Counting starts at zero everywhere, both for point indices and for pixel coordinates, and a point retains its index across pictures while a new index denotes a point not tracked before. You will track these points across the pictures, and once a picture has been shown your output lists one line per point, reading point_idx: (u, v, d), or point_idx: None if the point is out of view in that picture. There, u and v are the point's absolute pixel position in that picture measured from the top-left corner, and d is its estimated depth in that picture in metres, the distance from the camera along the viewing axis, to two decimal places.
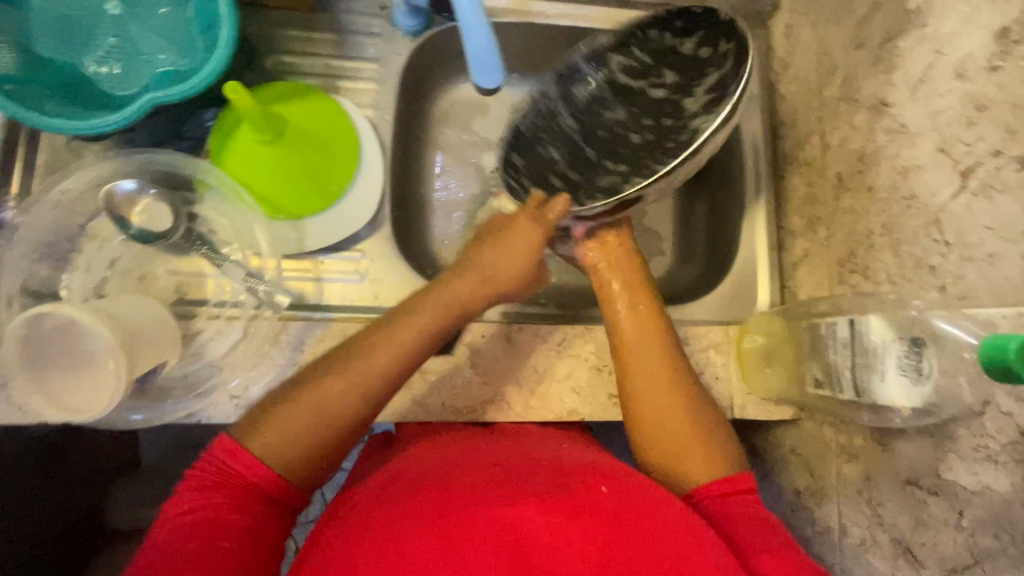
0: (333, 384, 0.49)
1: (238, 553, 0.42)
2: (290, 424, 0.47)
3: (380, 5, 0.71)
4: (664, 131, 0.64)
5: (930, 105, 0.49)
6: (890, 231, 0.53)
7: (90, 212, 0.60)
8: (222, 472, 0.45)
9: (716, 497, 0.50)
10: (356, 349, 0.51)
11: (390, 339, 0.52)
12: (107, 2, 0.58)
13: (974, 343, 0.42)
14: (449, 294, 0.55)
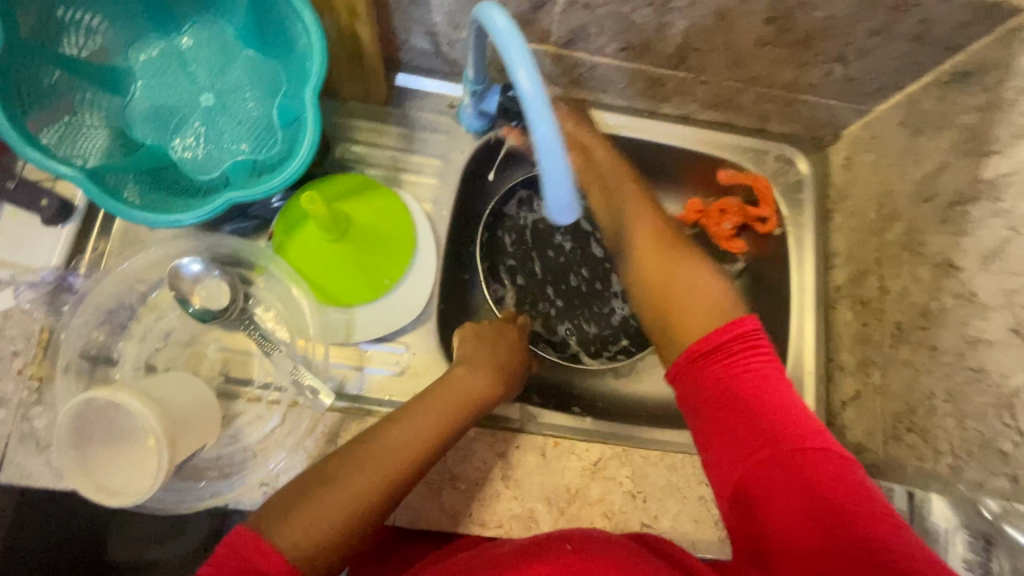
0: (370, 459, 0.48)
1: None
2: (335, 497, 0.45)
3: (448, 104, 0.74)
4: (595, 291, 0.79)
5: (1005, 281, 0.48)
6: (954, 399, 0.51)
7: (153, 283, 0.62)
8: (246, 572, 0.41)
9: (729, 351, 0.52)
10: (386, 426, 0.51)
11: (420, 417, 0.53)
12: (202, 94, 0.62)
13: None
14: (465, 384, 0.58)
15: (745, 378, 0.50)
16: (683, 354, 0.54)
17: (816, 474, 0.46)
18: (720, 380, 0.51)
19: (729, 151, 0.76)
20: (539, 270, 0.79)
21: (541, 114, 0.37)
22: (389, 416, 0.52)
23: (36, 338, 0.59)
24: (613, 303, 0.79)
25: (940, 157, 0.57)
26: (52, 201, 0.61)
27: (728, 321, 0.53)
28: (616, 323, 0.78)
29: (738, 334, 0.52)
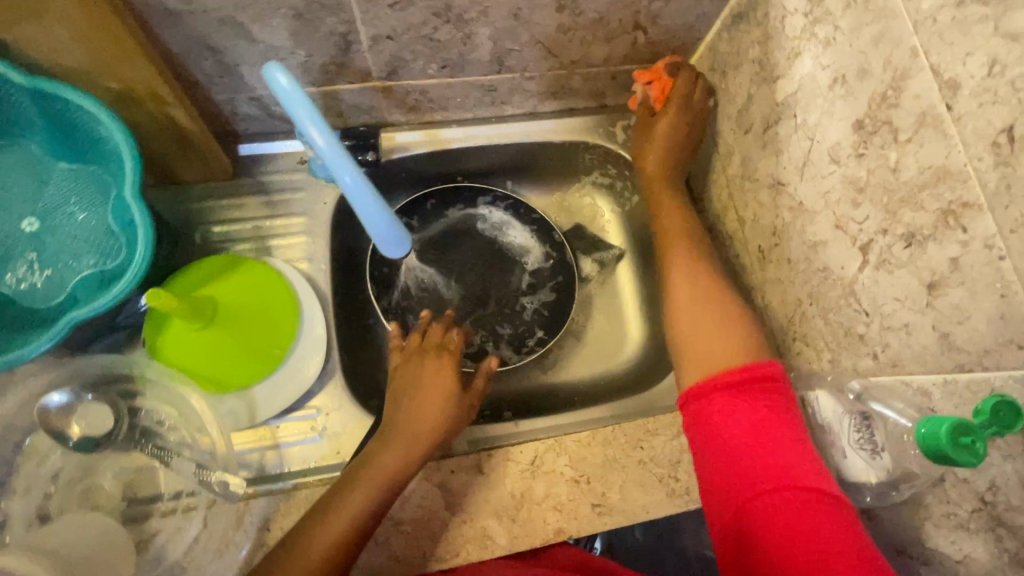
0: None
1: None
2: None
3: (299, 160, 0.74)
4: (500, 293, 0.82)
5: (818, 185, 0.52)
6: (815, 300, 0.55)
7: (23, 428, 0.58)
8: None
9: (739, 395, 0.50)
10: (302, 544, 0.51)
11: (332, 523, 0.52)
12: (22, 220, 0.58)
13: (911, 425, 0.45)
14: (374, 469, 0.56)
15: (752, 423, 0.48)
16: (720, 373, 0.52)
17: (823, 531, 0.42)
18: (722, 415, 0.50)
19: (579, 132, 0.80)
20: (444, 288, 0.80)
21: (343, 165, 0.42)
22: (302, 531, 0.52)
23: None
24: (522, 300, 0.82)
25: (745, 90, 0.62)
26: None
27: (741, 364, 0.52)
28: (528, 317, 0.81)
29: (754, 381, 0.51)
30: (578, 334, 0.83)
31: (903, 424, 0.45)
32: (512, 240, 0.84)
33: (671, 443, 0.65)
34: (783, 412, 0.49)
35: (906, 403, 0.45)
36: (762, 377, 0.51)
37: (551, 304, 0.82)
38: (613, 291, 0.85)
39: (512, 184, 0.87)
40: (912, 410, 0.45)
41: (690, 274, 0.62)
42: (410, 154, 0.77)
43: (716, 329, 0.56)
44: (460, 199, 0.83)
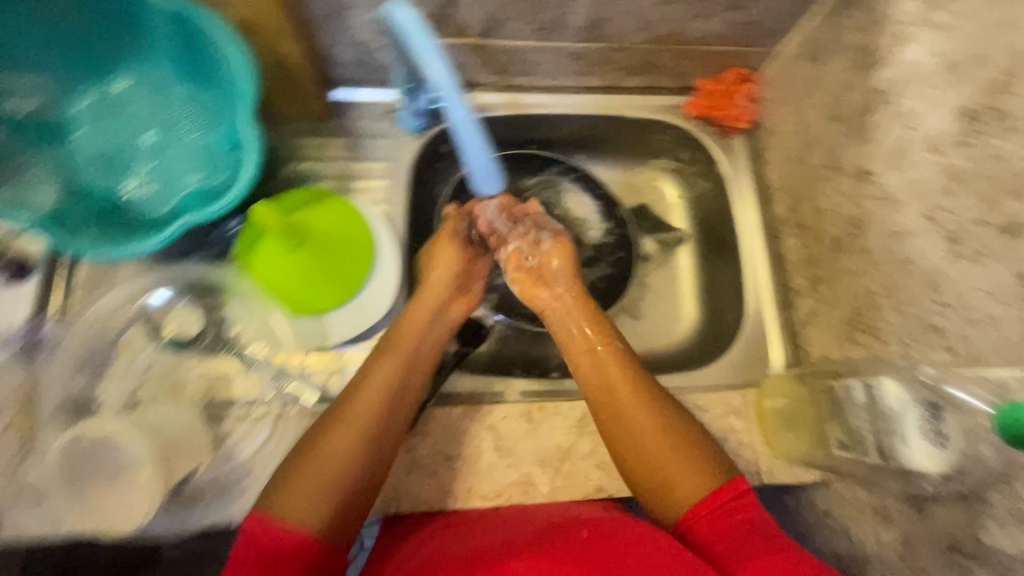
0: (339, 441, 0.51)
1: None
2: (310, 482, 0.49)
3: (386, 110, 0.77)
4: None
5: (910, 174, 0.52)
6: (890, 292, 0.55)
7: (123, 323, 0.64)
8: (255, 550, 0.45)
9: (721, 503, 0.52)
10: (348, 408, 0.54)
11: (367, 394, 0.55)
12: (143, 133, 0.63)
13: (989, 412, 0.43)
14: (401, 343, 0.60)
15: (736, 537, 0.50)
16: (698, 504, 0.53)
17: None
18: (709, 532, 0.51)
19: (656, 110, 0.81)
20: None
21: (451, 96, 0.43)
22: (341, 402, 0.55)
23: (13, 397, 0.59)
24: (579, 272, 0.83)
25: (840, 78, 0.62)
26: (10, 259, 0.62)
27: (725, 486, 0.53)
28: (584, 288, 0.82)
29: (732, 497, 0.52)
30: (632, 311, 0.83)
31: (978, 411, 0.44)
32: (576, 211, 0.85)
33: (718, 421, 0.65)
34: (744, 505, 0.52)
35: (985, 391, 0.44)
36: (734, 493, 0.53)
37: (608, 278, 0.83)
38: (672, 272, 0.85)
39: (582, 158, 0.88)
40: (988, 396, 0.43)
41: (650, 410, 0.58)
42: (490, 115, 0.79)
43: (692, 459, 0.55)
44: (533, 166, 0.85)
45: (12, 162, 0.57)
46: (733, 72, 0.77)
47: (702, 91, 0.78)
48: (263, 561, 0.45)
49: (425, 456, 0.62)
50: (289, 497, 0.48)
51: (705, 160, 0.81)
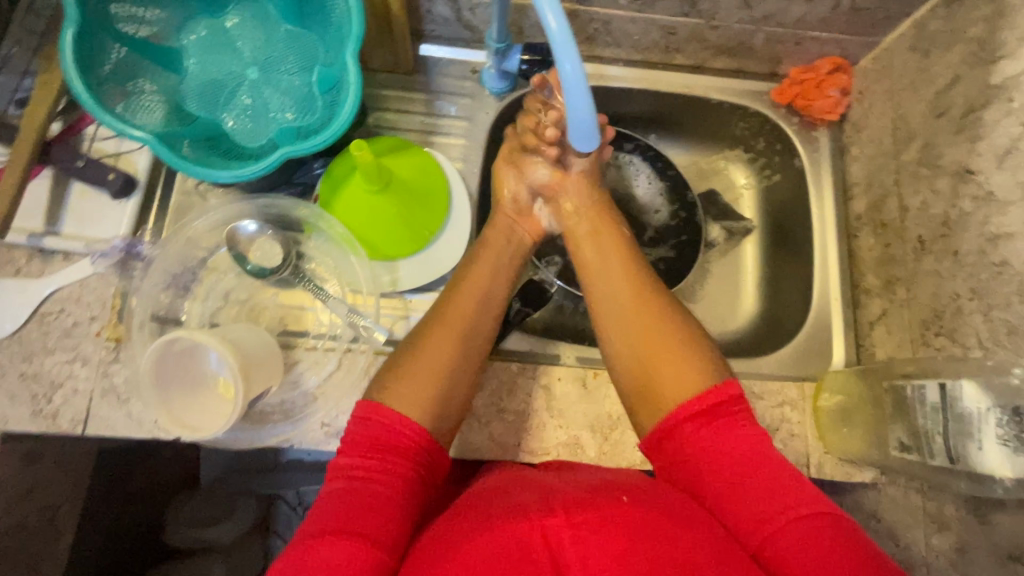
0: (437, 348, 0.57)
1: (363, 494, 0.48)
2: (406, 386, 0.54)
3: (471, 69, 0.78)
4: None
5: (1020, 175, 0.51)
6: (979, 295, 0.53)
7: (212, 247, 0.68)
8: (364, 427, 0.52)
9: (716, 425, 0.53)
10: (443, 316, 0.59)
11: (463, 306, 0.60)
12: (248, 68, 0.66)
13: None
14: (482, 263, 0.64)
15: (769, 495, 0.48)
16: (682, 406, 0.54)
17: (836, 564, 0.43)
18: (706, 450, 0.52)
19: (740, 95, 0.79)
20: None
21: (567, 52, 0.45)
22: (436, 311, 0.60)
23: (110, 303, 0.65)
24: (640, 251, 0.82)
25: (951, 72, 0.59)
26: (118, 175, 0.67)
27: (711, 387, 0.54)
28: None
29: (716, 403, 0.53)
30: (688, 295, 0.83)
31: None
32: (642, 189, 0.84)
33: (771, 410, 0.65)
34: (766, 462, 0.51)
35: None
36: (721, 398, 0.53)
37: (669, 262, 0.82)
38: (733, 261, 0.84)
39: (654, 138, 0.87)
40: None
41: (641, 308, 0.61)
42: None
43: (682, 362, 0.56)
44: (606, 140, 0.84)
45: (133, 81, 0.61)
46: (827, 61, 0.74)
47: (790, 80, 0.76)
48: (375, 440, 0.51)
49: (479, 406, 0.65)
50: (397, 388, 0.54)
51: (785, 150, 0.80)
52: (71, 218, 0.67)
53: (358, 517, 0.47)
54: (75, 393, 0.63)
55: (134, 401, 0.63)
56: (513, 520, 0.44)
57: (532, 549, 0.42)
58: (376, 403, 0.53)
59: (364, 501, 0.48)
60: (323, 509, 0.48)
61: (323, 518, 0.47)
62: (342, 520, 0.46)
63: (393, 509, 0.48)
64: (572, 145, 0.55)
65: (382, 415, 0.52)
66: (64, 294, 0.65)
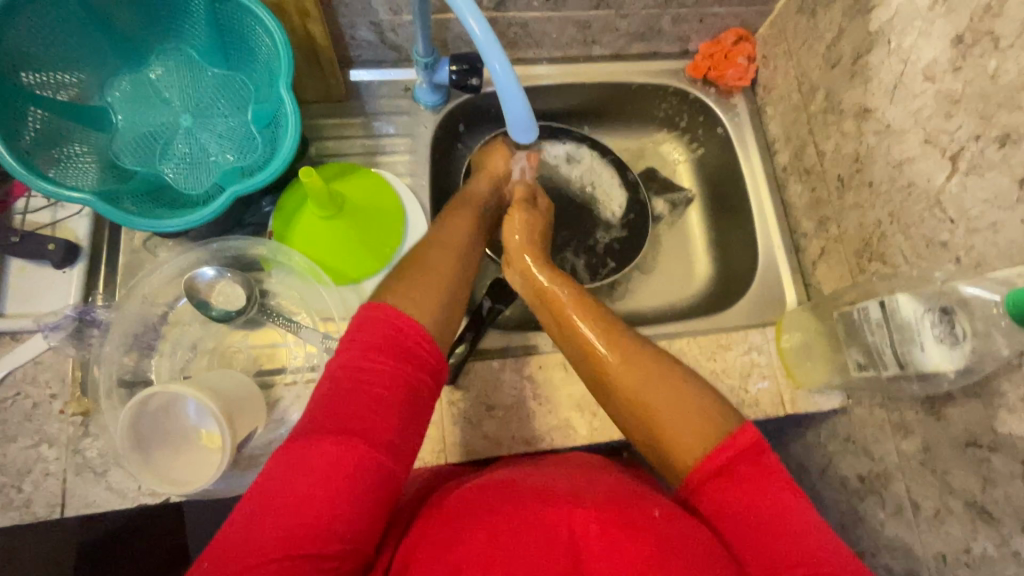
0: (443, 257, 0.61)
1: (372, 392, 0.48)
2: (420, 278, 0.57)
3: (403, 87, 0.80)
4: (578, 226, 0.86)
5: (910, 105, 0.57)
6: (897, 217, 0.59)
7: (171, 300, 0.67)
8: (381, 329, 0.51)
9: (738, 470, 0.50)
10: (440, 241, 0.63)
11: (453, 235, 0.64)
12: (181, 117, 0.66)
13: (999, 300, 0.47)
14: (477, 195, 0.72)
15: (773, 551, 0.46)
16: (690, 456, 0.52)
17: None
18: (739, 508, 0.48)
19: (658, 75, 0.84)
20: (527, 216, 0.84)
21: (494, 54, 0.49)
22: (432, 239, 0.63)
23: (70, 376, 0.62)
24: (595, 235, 0.86)
25: (836, 26, 0.66)
26: (58, 244, 0.64)
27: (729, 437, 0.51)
28: (602, 250, 0.85)
29: (738, 450, 0.50)
30: (645, 269, 0.87)
31: (993, 302, 0.47)
32: (587, 173, 0.87)
33: (740, 357, 0.69)
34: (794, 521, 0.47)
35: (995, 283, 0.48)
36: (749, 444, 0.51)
37: (623, 241, 0.85)
38: (681, 230, 0.89)
39: (588, 128, 0.92)
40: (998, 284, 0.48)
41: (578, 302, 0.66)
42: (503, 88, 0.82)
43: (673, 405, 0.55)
44: (544, 135, 0.87)
45: (64, 145, 0.59)
46: (730, 32, 0.80)
47: (701, 55, 0.82)
48: (387, 341, 0.50)
49: (468, 407, 0.66)
50: (405, 289, 0.55)
51: (709, 119, 0.85)
52: (15, 297, 0.64)
53: (360, 415, 0.47)
54: (46, 476, 0.60)
55: (112, 473, 0.60)
56: (540, 504, 0.46)
57: (555, 525, 0.44)
58: (389, 309, 0.52)
59: (366, 404, 0.47)
60: (326, 403, 0.48)
61: (328, 413, 0.47)
62: (347, 417, 0.47)
63: (397, 414, 0.48)
64: (514, 138, 0.59)
65: (389, 318, 0.51)
66: (18, 376, 0.62)
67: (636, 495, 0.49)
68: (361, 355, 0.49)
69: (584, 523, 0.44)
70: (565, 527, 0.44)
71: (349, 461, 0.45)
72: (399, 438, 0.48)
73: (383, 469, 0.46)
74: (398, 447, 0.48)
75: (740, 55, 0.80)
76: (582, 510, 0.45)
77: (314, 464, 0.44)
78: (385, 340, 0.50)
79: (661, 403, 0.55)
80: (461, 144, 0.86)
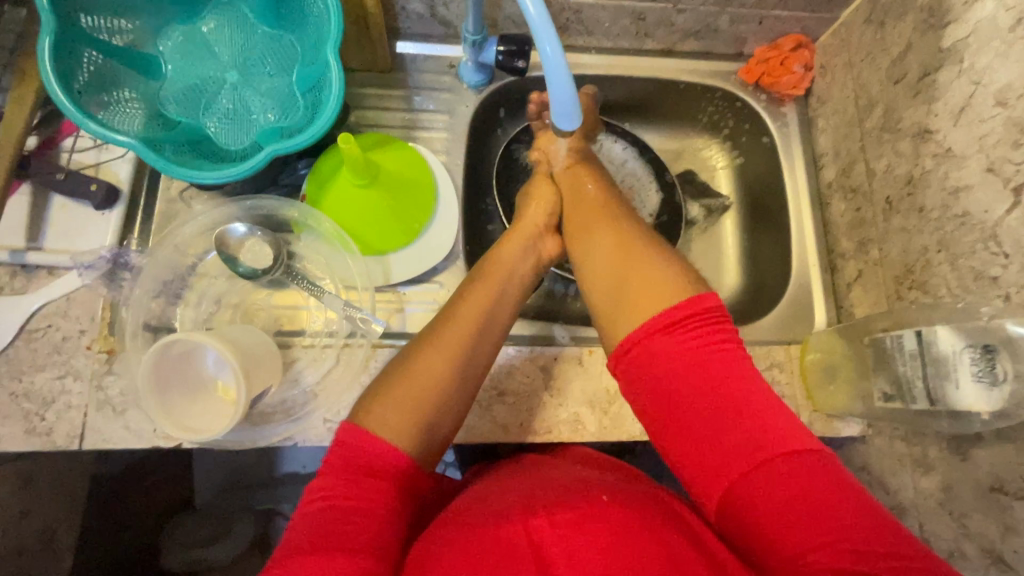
0: (432, 362, 0.55)
1: (339, 515, 0.46)
2: (404, 398, 0.52)
3: (447, 64, 0.79)
4: None
5: (976, 130, 0.54)
6: (946, 247, 0.57)
7: (201, 252, 0.68)
8: (345, 450, 0.49)
9: (681, 332, 0.52)
10: (435, 339, 0.57)
11: (458, 323, 0.58)
12: (228, 71, 0.66)
13: None
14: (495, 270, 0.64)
15: (716, 425, 0.49)
16: (648, 321, 0.54)
17: (803, 487, 0.44)
18: (676, 377, 0.51)
19: (710, 75, 0.82)
20: None
21: (548, 37, 0.48)
22: (426, 337, 0.57)
23: (100, 315, 0.64)
24: None
25: (905, 39, 0.63)
26: (100, 185, 0.66)
27: (686, 299, 0.54)
28: None
29: (687, 315, 0.53)
30: None
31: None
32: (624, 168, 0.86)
33: (762, 372, 0.67)
34: (729, 391, 0.50)
35: None
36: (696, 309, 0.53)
37: None
38: (714, 237, 0.87)
39: (630, 123, 0.90)
40: None
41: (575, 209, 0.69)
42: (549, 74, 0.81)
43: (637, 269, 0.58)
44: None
45: (114, 90, 0.61)
46: (789, 38, 0.77)
47: (756, 58, 0.79)
48: (353, 467, 0.49)
49: (478, 391, 0.66)
50: (385, 414, 0.51)
51: (756, 126, 0.83)
52: (54, 233, 0.66)
53: (336, 532, 0.45)
54: (69, 407, 0.62)
55: (131, 412, 0.62)
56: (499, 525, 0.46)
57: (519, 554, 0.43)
58: (357, 428, 0.50)
59: (342, 520, 0.46)
60: (302, 530, 0.46)
61: (302, 537, 0.45)
62: (321, 538, 0.45)
63: (376, 522, 0.47)
64: (556, 125, 0.58)
65: (360, 439, 0.49)
66: (51, 310, 0.64)
67: (581, 487, 0.51)
68: (330, 484, 0.48)
69: (538, 530, 0.45)
70: (523, 538, 0.45)
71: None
72: (378, 545, 0.46)
73: (366, 575, 0.44)
74: (382, 552, 0.46)
75: (798, 62, 0.77)
76: (535, 519, 0.46)
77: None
78: (350, 469, 0.49)
79: (624, 265, 0.59)
80: (500, 130, 0.86)
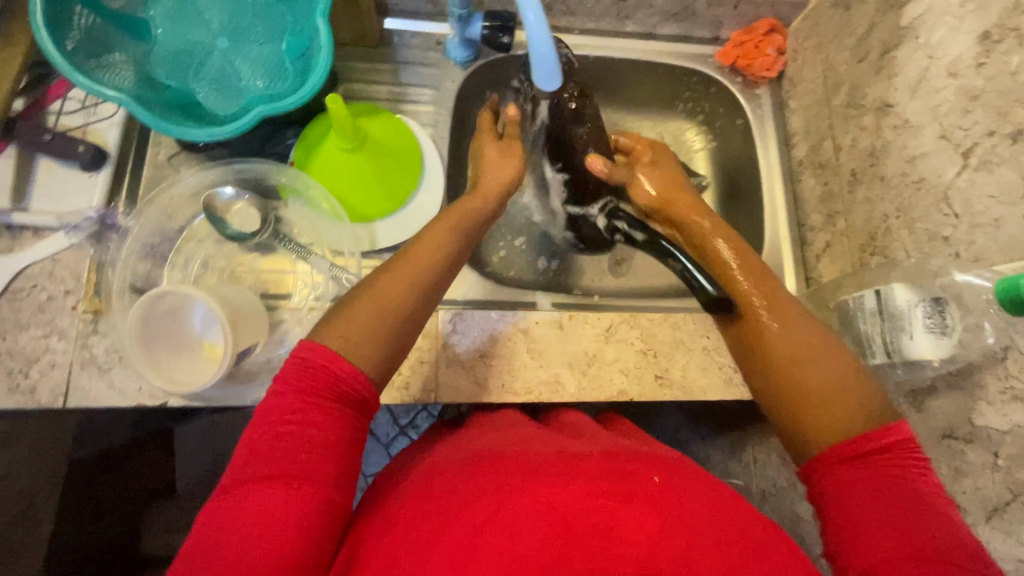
0: (392, 281, 0.51)
1: (301, 438, 0.43)
2: (366, 312, 0.48)
3: (435, 40, 0.81)
4: None
5: (930, 100, 0.58)
6: (904, 212, 0.60)
7: (189, 216, 0.69)
8: (306, 369, 0.45)
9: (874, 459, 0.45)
10: (398, 263, 0.53)
11: (419, 257, 0.53)
12: (217, 38, 0.66)
13: (992, 287, 0.49)
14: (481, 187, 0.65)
15: (881, 522, 0.42)
16: (831, 450, 0.47)
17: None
18: (855, 481, 0.45)
19: (688, 59, 0.85)
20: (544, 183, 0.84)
21: (530, 4, 0.52)
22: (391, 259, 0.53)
23: (85, 276, 0.64)
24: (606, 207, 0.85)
25: (869, 20, 0.66)
26: (88, 146, 0.67)
27: (880, 428, 0.46)
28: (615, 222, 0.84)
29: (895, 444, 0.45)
30: None
31: (986, 290, 0.50)
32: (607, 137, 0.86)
33: None
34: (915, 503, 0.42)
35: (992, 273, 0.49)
36: (903, 442, 0.45)
37: None
38: None
39: (612, 105, 0.92)
40: (991, 275, 0.49)
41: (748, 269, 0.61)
42: None
43: (819, 373, 0.49)
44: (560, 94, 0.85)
45: (106, 51, 0.62)
46: (763, 22, 0.81)
47: (731, 42, 0.82)
48: (304, 387, 0.45)
49: (461, 352, 0.67)
50: (344, 324, 0.47)
51: (731, 109, 0.86)
52: (40, 194, 0.67)
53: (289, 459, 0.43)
54: (53, 366, 0.62)
55: (119, 370, 0.63)
56: (518, 486, 0.45)
57: (532, 505, 0.43)
58: (319, 346, 0.46)
59: (299, 449, 0.43)
60: (250, 452, 0.43)
61: (261, 458, 0.42)
62: (279, 463, 0.42)
63: (338, 454, 0.44)
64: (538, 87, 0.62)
65: (328, 362, 0.46)
66: (37, 270, 0.64)
67: (611, 458, 0.50)
68: (285, 405, 0.44)
69: (565, 496, 0.44)
70: (545, 500, 0.44)
71: (291, 513, 0.41)
72: (338, 472, 0.44)
73: (327, 506, 0.43)
74: (341, 480, 0.44)
75: (771, 46, 0.80)
76: (570, 491, 0.44)
77: (256, 515, 0.40)
78: (305, 386, 0.45)
79: (808, 351, 0.51)
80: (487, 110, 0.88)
